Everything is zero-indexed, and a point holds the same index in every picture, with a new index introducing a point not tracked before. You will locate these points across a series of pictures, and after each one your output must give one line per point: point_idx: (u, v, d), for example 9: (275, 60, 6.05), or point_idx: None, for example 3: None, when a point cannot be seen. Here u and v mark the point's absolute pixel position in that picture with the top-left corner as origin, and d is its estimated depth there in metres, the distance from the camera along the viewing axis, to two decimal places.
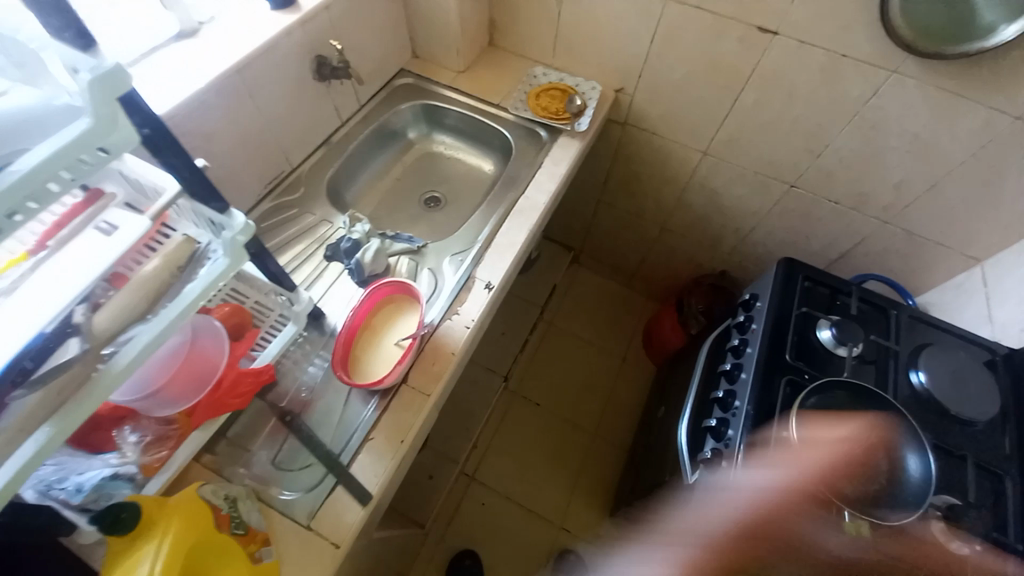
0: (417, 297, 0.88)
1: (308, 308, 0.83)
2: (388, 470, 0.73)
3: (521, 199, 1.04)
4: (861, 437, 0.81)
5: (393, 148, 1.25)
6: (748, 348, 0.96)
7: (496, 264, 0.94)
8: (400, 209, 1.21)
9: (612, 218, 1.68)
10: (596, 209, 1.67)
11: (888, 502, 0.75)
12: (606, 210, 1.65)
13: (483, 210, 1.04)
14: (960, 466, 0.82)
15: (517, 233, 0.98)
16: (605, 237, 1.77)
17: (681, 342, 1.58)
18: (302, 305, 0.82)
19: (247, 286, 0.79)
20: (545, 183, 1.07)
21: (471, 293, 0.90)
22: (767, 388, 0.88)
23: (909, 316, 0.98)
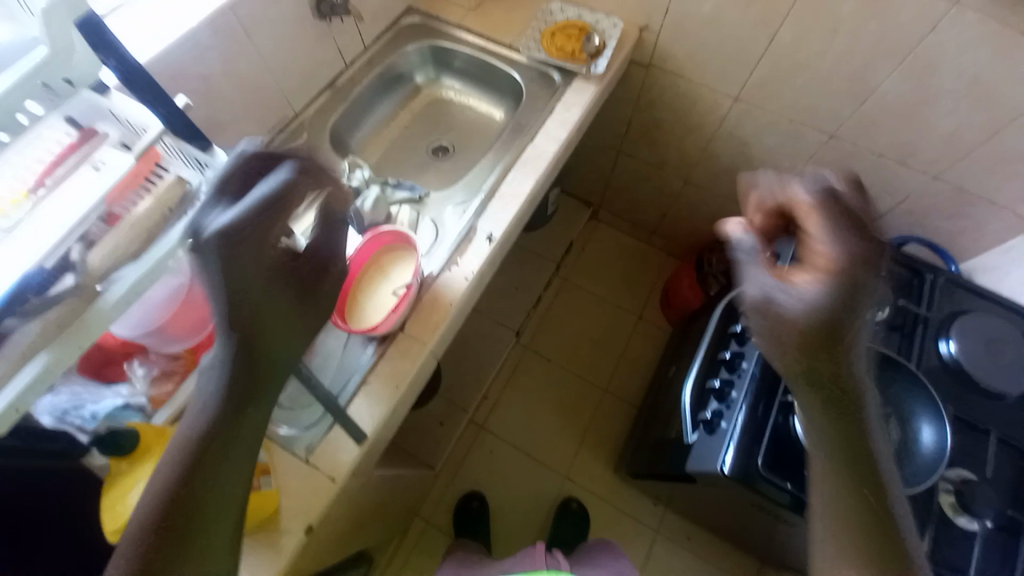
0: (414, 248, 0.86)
1: None
2: (383, 413, 0.74)
3: (528, 148, 0.99)
4: None
5: (400, 94, 1.21)
6: None
7: (498, 215, 0.91)
8: (408, 158, 1.18)
9: (632, 173, 1.58)
10: (616, 161, 1.59)
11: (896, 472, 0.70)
12: (627, 163, 1.57)
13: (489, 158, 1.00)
14: (981, 441, 0.77)
15: (522, 183, 0.94)
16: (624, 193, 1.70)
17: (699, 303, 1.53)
18: None
19: None
20: (555, 132, 1.01)
21: (471, 244, 0.88)
22: None
23: (945, 281, 0.90)
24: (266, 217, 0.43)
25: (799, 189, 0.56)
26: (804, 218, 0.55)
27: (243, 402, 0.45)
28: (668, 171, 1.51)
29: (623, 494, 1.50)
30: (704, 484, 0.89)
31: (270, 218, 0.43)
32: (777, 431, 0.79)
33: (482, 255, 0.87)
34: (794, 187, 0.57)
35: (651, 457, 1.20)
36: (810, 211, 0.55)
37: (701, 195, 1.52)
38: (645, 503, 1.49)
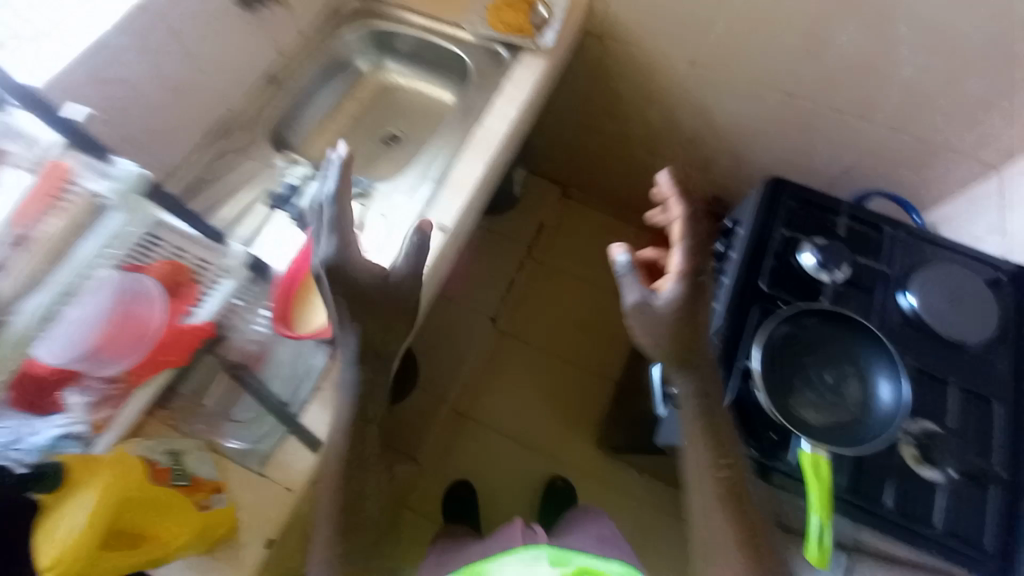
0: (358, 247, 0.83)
1: (242, 261, 0.78)
2: (338, 416, 0.73)
3: (477, 130, 0.94)
4: (833, 364, 0.75)
5: (344, 81, 1.15)
6: (723, 277, 0.87)
7: (447, 203, 0.87)
8: (358, 149, 1.13)
9: (605, 135, 1.55)
10: (587, 123, 1.56)
11: (856, 430, 0.71)
12: (600, 124, 1.55)
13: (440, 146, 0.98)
14: (943, 393, 0.77)
15: (472, 167, 0.90)
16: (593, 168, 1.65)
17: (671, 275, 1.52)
18: (235, 257, 0.78)
19: (171, 235, 0.72)
20: (504, 110, 0.96)
21: (422, 236, 0.85)
22: (739, 316, 0.80)
23: (907, 234, 0.87)
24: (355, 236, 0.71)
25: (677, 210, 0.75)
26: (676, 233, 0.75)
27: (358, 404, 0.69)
28: (641, 130, 1.47)
29: (609, 469, 1.51)
30: (672, 452, 0.88)
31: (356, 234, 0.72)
32: (739, 399, 0.75)
33: (432, 247, 0.84)
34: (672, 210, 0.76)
35: (630, 433, 1.21)
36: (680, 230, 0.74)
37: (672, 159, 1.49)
38: (632, 477, 1.51)
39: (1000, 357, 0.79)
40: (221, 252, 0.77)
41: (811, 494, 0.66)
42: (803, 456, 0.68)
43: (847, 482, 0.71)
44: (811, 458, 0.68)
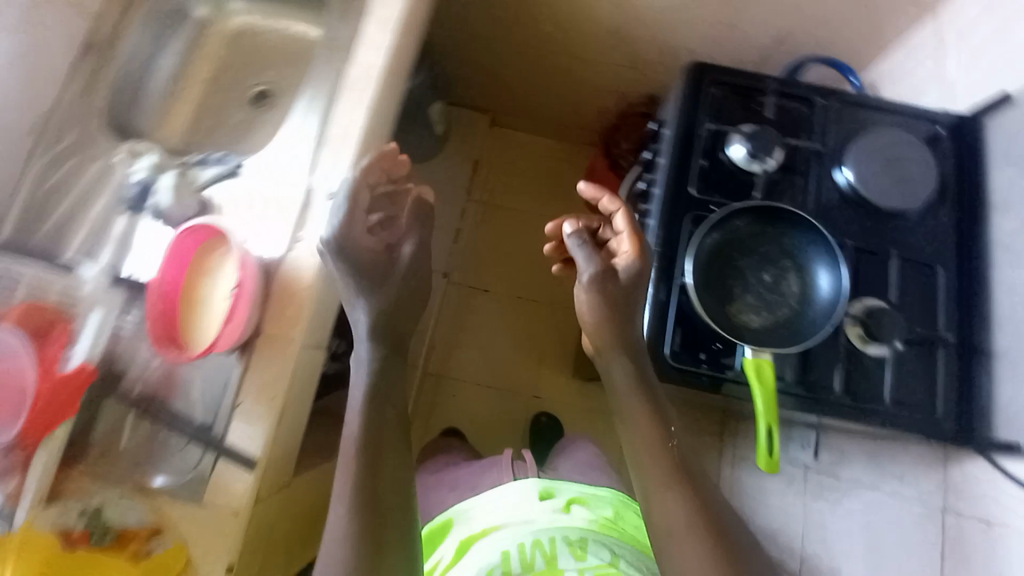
0: (231, 235, 0.70)
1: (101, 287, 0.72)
2: (267, 430, 0.67)
3: (350, 70, 0.80)
4: (771, 262, 0.71)
5: (182, 36, 0.96)
6: (653, 188, 0.80)
7: (332, 166, 0.75)
8: (224, 116, 0.95)
9: (510, 71, 1.36)
10: (485, 62, 1.36)
11: (798, 326, 0.69)
12: (499, 62, 1.35)
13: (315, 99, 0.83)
14: (885, 268, 0.75)
15: (352, 117, 0.77)
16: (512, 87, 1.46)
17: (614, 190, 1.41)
18: (94, 287, 0.72)
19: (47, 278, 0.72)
20: (376, 38, 0.80)
21: (313, 210, 0.74)
22: (672, 230, 0.75)
23: (842, 101, 0.80)
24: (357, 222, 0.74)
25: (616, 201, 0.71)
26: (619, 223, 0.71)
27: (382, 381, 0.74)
28: (548, 61, 1.28)
29: (588, 393, 1.53)
30: None
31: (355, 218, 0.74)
32: (681, 316, 0.72)
33: (327, 222, 0.73)
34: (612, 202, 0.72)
35: None
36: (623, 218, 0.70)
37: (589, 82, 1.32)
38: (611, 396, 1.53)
39: (940, 219, 0.76)
40: (75, 281, 0.72)
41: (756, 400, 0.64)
42: (745, 363, 0.65)
43: (796, 376, 0.70)
44: (753, 364, 0.64)
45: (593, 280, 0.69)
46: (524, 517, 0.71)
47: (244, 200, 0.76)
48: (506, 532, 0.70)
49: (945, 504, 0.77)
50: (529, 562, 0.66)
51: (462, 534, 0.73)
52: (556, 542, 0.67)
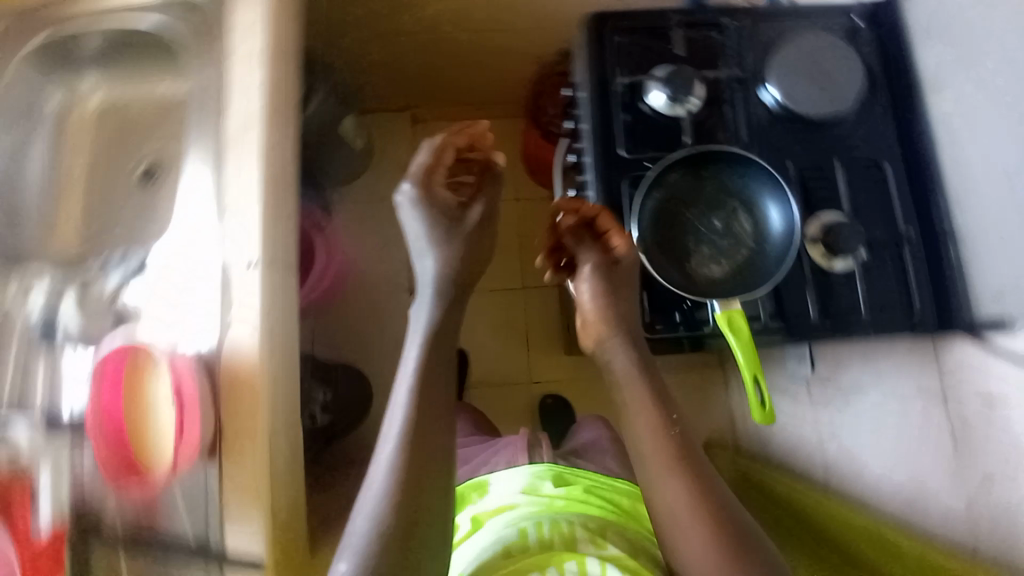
0: (154, 347, 0.67)
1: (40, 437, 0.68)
2: (263, 524, 0.65)
3: (227, 125, 0.74)
4: (718, 206, 0.69)
5: (49, 132, 0.90)
6: (583, 158, 0.76)
7: (242, 234, 0.71)
8: (114, 201, 0.89)
9: (411, 66, 1.26)
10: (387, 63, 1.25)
11: (761, 264, 0.67)
12: (400, 59, 1.24)
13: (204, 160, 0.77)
14: (835, 178, 0.72)
15: (246, 176, 0.72)
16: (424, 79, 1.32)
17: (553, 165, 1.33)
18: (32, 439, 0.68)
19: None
20: (246, 83, 0.74)
21: (234, 286, 0.70)
22: (613, 199, 0.72)
23: (752, 16, 0.75)
24: (432, 180, 0.79)
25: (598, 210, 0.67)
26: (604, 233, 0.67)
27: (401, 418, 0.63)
28: (444, 46, 1.19)
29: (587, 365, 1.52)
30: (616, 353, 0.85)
31: (427, 179, 0.78)
32: (644, 285, 0.70)
33: (255, 292, 0.69)
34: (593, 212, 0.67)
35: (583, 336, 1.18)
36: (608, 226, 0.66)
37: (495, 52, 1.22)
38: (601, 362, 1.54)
39: (877, 113, 0.74)
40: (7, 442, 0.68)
41: (740, 353, 0.62)
42: (717, 320, 0.63)
43: (771, 312, 0.68)
44: (724, 318, 0.63)
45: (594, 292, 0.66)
46: (542, 503, 0.69)
47: (164, 293, 0.72)
48: (520, 512, 0.67)
49: (945, 391, 0.70)
50: (546, 540, 0.64)
51: (476, 511, 0.72)
52: (576, 526, 0.65)
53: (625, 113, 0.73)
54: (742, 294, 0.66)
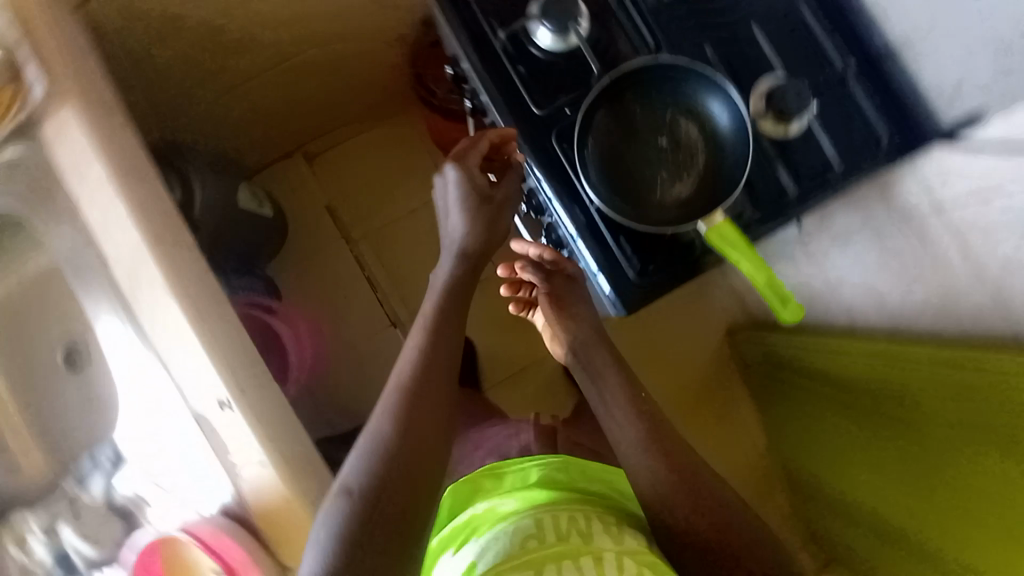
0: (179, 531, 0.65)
1: None
2: None
3: (127, 275, 0.72)
4: (658, 121, 0.64)
5: None
6: (500, 132, 0.70)
7: (201, 376, 0.69)
8: (52, 399, 0.82)
9: (275, 110, 1.14)
10: (253, 116, 1.12)
11: (723, 162, 0.63)
12: (262, 109, 1.12)
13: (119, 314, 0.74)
14: (755, 44, 0.68)
15: (172, 315, 0.71)
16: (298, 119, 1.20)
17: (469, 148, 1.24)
18: None
19: None
20: (121, 228, 0.72)
21: (221, 428, 0.68)
22: (550, 161, 0.66)
23: None
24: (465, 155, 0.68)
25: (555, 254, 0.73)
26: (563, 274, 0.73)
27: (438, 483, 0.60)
28: (292, 74, 1.07)
29: None
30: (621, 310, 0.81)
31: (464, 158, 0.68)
32: (619, 232, 0.66)
33: (240, 425, 0.67)
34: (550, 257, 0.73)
35: None
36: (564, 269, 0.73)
37: (349, 54, 1.08)
38: None
39: None
40: None
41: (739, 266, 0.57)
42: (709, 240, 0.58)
43: (755, 208, 0.66)
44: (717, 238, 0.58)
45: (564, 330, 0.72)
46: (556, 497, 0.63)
47: (151, 462, 0.71)
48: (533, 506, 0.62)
49: (931, 202, 0.67)
50: (563, 534, 0.57)
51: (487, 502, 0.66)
52: (592, 521, 0.59)
53: (522, 65, 0.67)
54: (718, 199, 0.62)
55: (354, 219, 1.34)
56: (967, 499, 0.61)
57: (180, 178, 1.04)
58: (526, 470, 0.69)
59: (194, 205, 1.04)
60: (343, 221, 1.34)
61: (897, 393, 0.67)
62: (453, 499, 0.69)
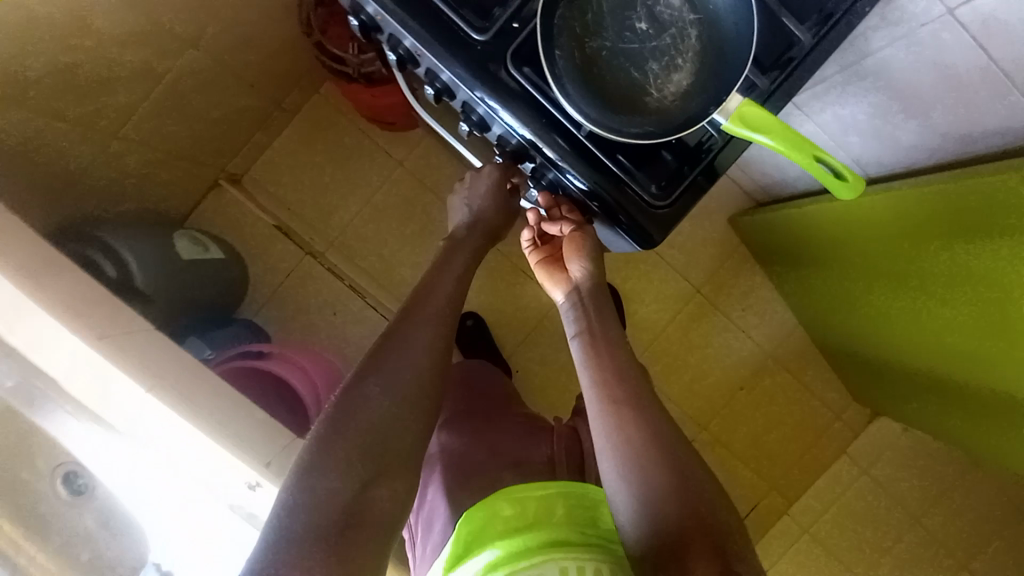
0: None
1: None
2: None
3: (86, 388, 0.61)
4: (629, 3, 0.52)
5: None
6: (442, 78, 0.58)
7: (219, 464, 0.63)
8: None
9: (182, 140, 0.98)
10: (160, 155, 0.96)
11: (719, 27, 0.51)
12: (165, 146, 0.95)
13: (99, 428, 0.65)
14: None
15: (158, 418, 0.62)
16: (204, 144, 1.04)
17: (409, 116, 1.10)
18: None
19: None
20: (53, 340, 0.59)
21: (261, 503, 0.65)
22: (512, 96, 0.55)
23: None
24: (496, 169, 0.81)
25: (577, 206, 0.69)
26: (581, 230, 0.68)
27: (517, 497, 0.58)
28: (184, 95, 0.89)
29: None
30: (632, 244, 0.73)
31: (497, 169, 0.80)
32: (614, 154, 0.56)
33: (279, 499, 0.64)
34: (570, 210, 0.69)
35: None
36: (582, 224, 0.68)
37: (238, 45, 0.91)
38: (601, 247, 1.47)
39: None
40: None
41: (777, 147, 0.48)
42: (730, 129, 0.49)
43: (764, 76, 0.57)
44: (739, 123, 0.49)
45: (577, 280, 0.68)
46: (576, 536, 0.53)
47: (205, 559, 0.69)
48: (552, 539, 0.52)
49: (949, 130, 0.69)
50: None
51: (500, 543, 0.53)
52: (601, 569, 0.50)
53: None
54: (724, 75, 0.51)
55: (311, 231, 1.21)
56: (987, 374, 0.74)
57: (110, 254, 0.88)
58: (553, 499, 0.58)
59: (133, 274, 0.89)
60: (299, 236, 1.21)
61: (939, 296, 0.73)
62: (469, 529, 0.57)
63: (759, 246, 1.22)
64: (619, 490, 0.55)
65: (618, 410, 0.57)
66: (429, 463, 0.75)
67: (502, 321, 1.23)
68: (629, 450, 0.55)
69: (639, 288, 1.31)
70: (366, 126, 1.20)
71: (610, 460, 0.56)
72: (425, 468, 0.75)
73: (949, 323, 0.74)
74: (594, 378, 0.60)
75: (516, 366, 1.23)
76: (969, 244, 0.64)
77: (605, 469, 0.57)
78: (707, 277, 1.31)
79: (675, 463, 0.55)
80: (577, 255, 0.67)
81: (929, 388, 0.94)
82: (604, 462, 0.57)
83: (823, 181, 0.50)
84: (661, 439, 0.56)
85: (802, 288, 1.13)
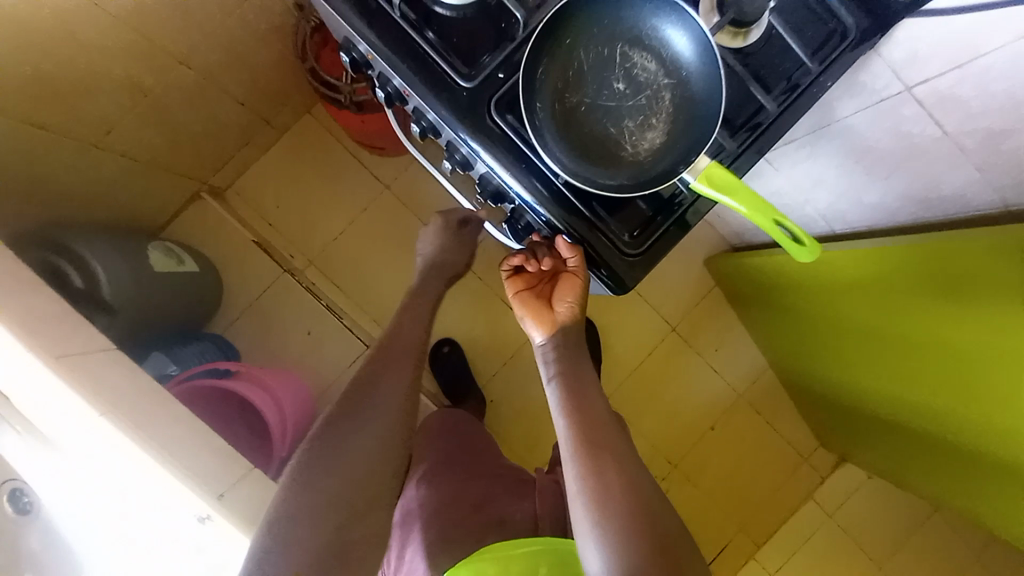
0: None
1: None
2: None
3: (37, 405, 0.59)
4: (608, 63, 0.55)
5: None
6: (428, 118, 0.60)
7: (167, 493, 0.61)
8: None
9: (163, 152, 0.97)
10: (139, 166, 0.95)
11: (691, 91, 0.54)
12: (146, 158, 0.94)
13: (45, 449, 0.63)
14: None
15: (104, 439, 0.60)
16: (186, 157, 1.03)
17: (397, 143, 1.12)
18: None
19: None
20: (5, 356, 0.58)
21: (209, 536, 0.62)
22: (494, 141, 0.57)
23: None
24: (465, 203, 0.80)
25: (579, 257, 0.61)
26: (575, 278, 0.64)
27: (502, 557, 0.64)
28: (169, 108, 0.89)
29: None
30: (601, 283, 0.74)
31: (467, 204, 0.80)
32: (588, 202, 0.58)
33: (228, 531, 0.61)
34: (571, 258, 0.62)
35: None
36: (576, 273, 0.64)
37: (230, 66, 0.92)
38: None
39: None
40: None
41: (741, 210, 0.51)
42: (696, 188, 0.52)
43: (732, 138, 0.60)
44: (707, 182, 0.52)
45: (564, 321, 0.67)
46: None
47: None
48: None
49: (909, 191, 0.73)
50: None
51: None
52: None
53: (430, 31, 0.56)
54: (693, 136, 0.54)
55: (292, 248, 1.20)
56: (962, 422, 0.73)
57: (79, 264, 0.86)
58: (536, 557, 0.64)
59: (102, 287, 0.87)
60: (280, 253, 1.20)
61: (914, 345, 0.73)
62: None
63: (732, 289, 1.25)
64: (587, 535, 0.55)
65: (586, 460, 0.58)
66: (410, 520, 0.75)
67: (479, 350, 1.23)
68: (591, 498, 0.56)
69: (616, 322, 1.33)
70: (354, 149, 1.22)
71: (581, 506, 0.57)
72: (406, 526, 0.74)
73: (922, 372, 0.74)
74: (570, 419, 0.61)
75: (492, 396, 1.23)
76: (950, 301, 0.64)
77: (579, 517, 0.57)
78: (681, 315, 1.34)
79: (637, 514, 0.55)
80: (568, 298, 0.66)
81: (895, 434, 0.95)
82: (578, 510, 0.57)
83: (782, 243, 0.53)
84: (624, 489, 0.56)
85: (780, 337, 1.14)
